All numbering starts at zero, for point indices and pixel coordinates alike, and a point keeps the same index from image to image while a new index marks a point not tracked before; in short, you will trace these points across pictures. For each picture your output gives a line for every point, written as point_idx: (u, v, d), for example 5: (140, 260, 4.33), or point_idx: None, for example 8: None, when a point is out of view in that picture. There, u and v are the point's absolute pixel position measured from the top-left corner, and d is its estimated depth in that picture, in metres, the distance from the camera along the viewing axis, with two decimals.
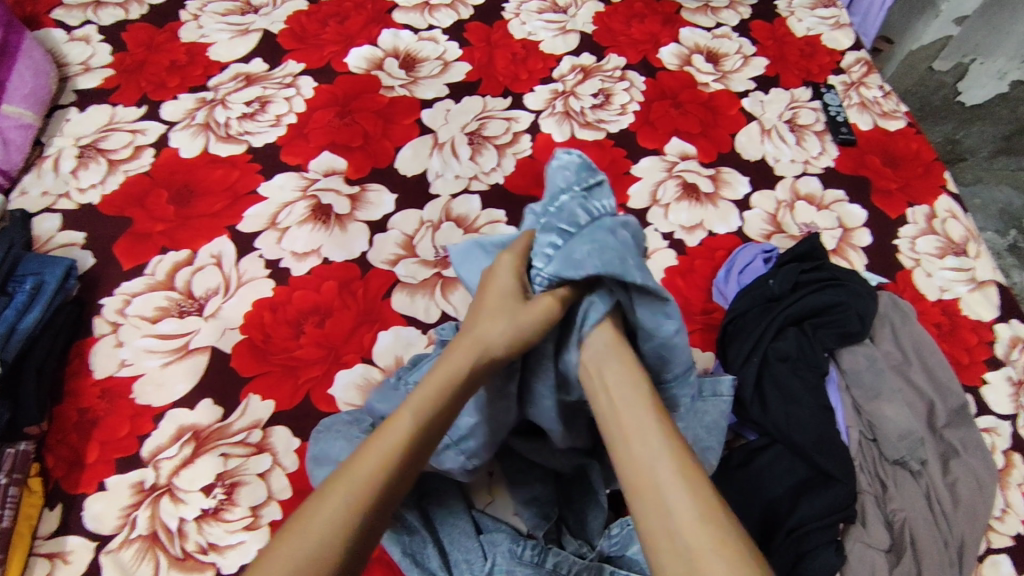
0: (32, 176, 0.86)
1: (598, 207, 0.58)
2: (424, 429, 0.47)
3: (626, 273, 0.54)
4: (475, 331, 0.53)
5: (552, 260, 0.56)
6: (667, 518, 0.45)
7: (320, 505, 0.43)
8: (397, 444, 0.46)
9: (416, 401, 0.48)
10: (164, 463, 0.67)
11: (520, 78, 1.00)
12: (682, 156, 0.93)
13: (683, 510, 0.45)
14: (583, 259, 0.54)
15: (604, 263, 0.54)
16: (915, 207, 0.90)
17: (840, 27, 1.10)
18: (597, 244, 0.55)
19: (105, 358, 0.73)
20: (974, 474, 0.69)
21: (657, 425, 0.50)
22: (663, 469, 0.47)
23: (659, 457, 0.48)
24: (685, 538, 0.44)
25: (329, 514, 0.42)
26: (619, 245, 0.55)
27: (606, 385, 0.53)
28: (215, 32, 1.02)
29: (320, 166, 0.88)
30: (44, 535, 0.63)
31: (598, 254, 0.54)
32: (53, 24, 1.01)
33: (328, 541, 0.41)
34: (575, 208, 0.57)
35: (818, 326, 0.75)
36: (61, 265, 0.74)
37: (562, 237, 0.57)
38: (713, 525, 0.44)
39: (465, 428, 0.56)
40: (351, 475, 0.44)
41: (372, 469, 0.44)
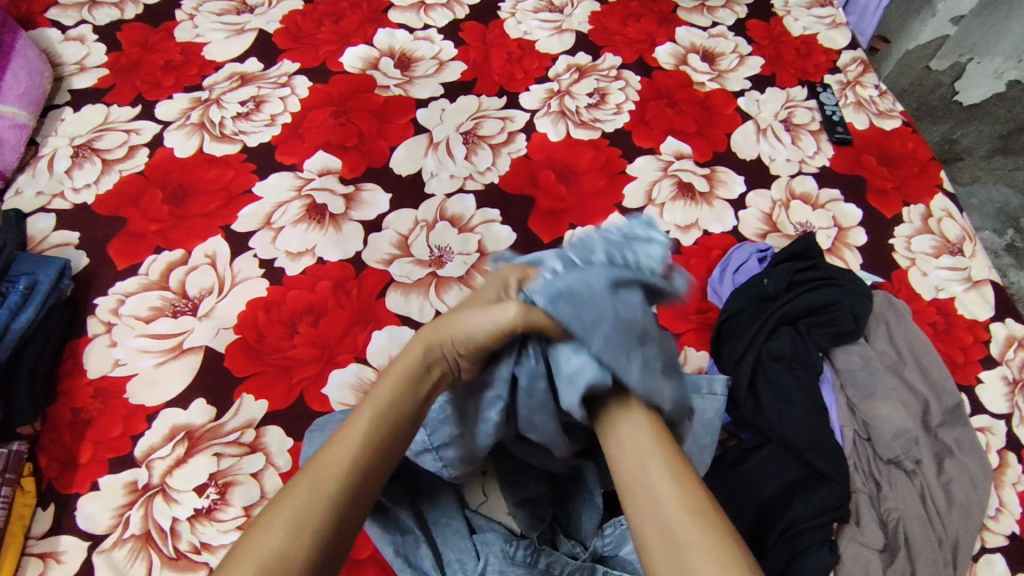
0: (27, 176, 0.86)
1: (626, 255, 0.52)
2: (383, 423, 0.48)
3: (589, 334, 0.48)
4: (435, 330, 0.51)
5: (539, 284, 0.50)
6: (658, 513, 0.46)
7: (285, 500, 0.44)
8: (357, 439, 0.47)
9: (376, 400, 0.48)
10: (157, 463, 0.67)
11: (515, 78, 0.99)
12: (677, 156, 0.93)
13: (672, 510, 0.46)
14: (564, 297, 0.48)
15: (575, 316, 0.48)
16: (911, 206, 0.90)
17: (836, 27, 1.09)
18: (584, 289, 0.48)
19: (98, 357, 0.73)
20: (968, 473, 0.69)
21: (649, 435, 0.50)
22: (654, 472, 0.48)
23: (649, 459, 0.49)
24: (677, 533, 0.45)
25: (294, 508, 0.43)
26: (607, 302, 0.48)
27: (613, 432, 0.50)
28: (210, 31, 1.02)
29: (314, 165, 0.88)
30: (37, 535, 0.63)
31: (574, 301, 0.48)
32: (48, 24, 1.01)
33: (293, 535, 0.42)
34: (595, 245, 0.52)
35: (812, 325, 0.75)
36: (54, 265, 0.74)
37: (564, 266, 0.52)
38: (702, 517, 0.45)
39: (445, 435, 0.55)
40: (313, 470, 0.45)
41: (334, 462, 0.45)
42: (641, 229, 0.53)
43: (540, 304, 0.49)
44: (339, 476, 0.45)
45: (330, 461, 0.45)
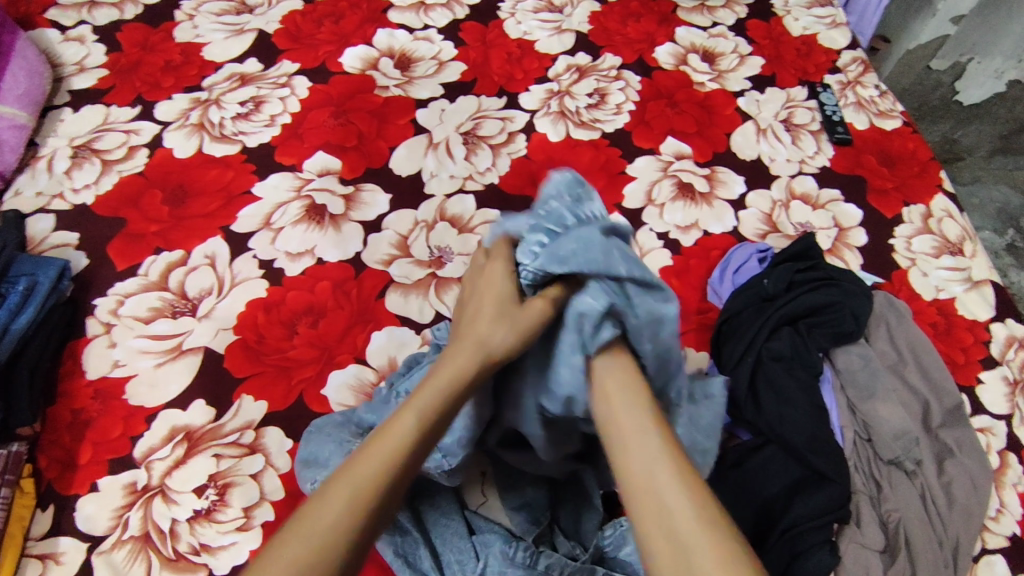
0: (26, 176, 0.86)
1: (588, 213, 0.58)
2: (427, 427, 0.45)
3: (609, 267, 0.53)
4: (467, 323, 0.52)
5: (540, 256, 0.55)
6: (667, 517, 0.42)
7: (323, 502, 0.40)
8: (402, 443, 0.43)
9: (420, 397, 0.46)
10: (157, 463, 0.67)
11: (515, 78, 0.99)
12: (677, 156, 0.92)
13: (682, 510, 0.42)
14: (570, 256, 0.53)
15: (589, 261, 0.53)
16: (911, 206, 0.90)
17: (836, 27, 1.09)
18: (582, 240, 0.54)
19: (98, 358, 0.73)
20: (969, 474, 0.69)
21: (653, 425, 0.48)
22: (662, 470, 0.45)
23: (656, 457, 0.45)
24: (684, 536, 0.41)
25: (335, 511, 0.39)
26: (603, 241, 0.55)
27: (606, 388, 0.51)
28: (210, 32, 1.02)
29: (314, 166, 0.88)
30: (36, 536, 0.63)
31: (574, 256, 0.53)
32: (48, 24, 1.01)
33: (332, 538, 0.39)
34: (563, 210, 0.57)
35: (812, 325, 0.75)
36: (54, 266, 0.74)
37: (550, 237, 0.56)
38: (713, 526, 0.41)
39: (451, 418, 0.57)
40: (354, 471, 0.41)
41: (377, 464, 0.42)
42: (578, 186, 0.60)
43: (555, 269, 0.53)
44: (381, 480, 0.41)
45: (374, 461, 0.42)
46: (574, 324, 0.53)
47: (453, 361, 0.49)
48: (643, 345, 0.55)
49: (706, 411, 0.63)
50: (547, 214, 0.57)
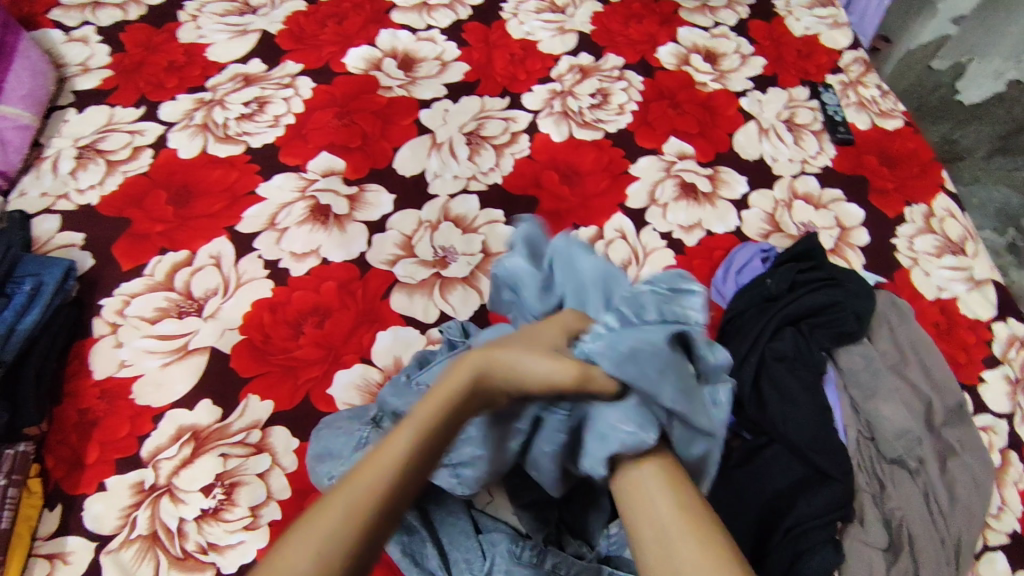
0: (31, 177, 0.86)
1: (677, 313, 0.54)
2: (425, 450, 0.43)
3: (660, 388, 0.49)
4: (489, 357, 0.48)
5: (598, 338, 0.51)
6: (649, 508, 0.47)
7: (314, 523, 0.38)
8: (396, 461, 0.42)
9: (419, 420, 0.44)
10: (163, 463, 0.67)
11: (518, 78, 1.00)
12: (680, 156, 0.93)
13: (661, 501, 0.47)
14: (631, 351, 0.49)
15: (648, 363, 0.49)
16: (913, 206, 0.90)
17: (838, 27, 1.10)
18: (649, 343, 0.50)
19: (104, 358, 0.73)
20: (971, 473, 0.69)
21: (675, 503, 0.47)
22: (675, 540, 0.44)
23: (671, 528, 0.45)
24: (668, 530, 0.45)
25: (320, 538, 0.37)
26: (669, 356, 0.50)
27: (632, 473, 0.49)
28: (214, 32, 1.02)
29: (318, 166, 0.88)
30: (44, 535, 0.63)
31: (638, 360, 0.49)
32: (50, 25, 1.01)
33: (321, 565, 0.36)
34: (650, 301, 0.54)
35: (815, 325, 0.75)
36: (60, 266, 0.74)
37: (619, 321, 0.53)
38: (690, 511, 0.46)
39: (465, 456, 0.54)
40: (347, 490, 0.40)
41: (369, 489, 0.40)
42: (680, 281, 0.57)
43: (608, 360, 0.49)
44: (376, 502, 0.40)
45: (369, 479, 0.40)
46: (605, 428, 0.50)
47: (449, 379, 0.47)
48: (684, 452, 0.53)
49: None
50: (630, 300, 0.55)
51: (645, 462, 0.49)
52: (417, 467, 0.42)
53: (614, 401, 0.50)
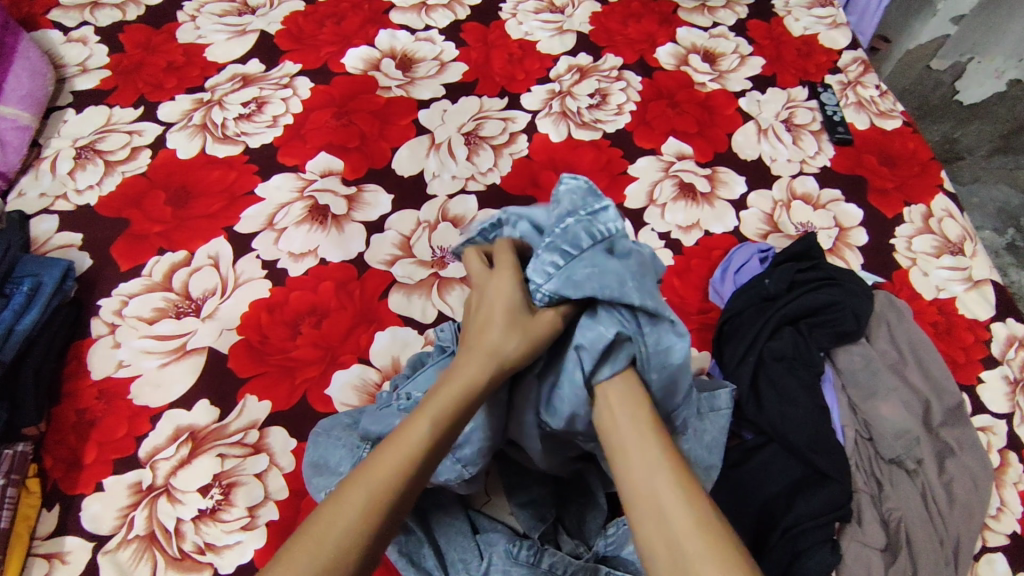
0: (30, 177, 0.86)
1: (602, 228, 0.57)
2: (440, 438, 0.48)
3: (623, 296, 0.54)
4: (482, 340, 0.53)
5: (556, 276, 0.55)
6: (662, 521, 0.45)
7: (338, 510, 0.43)
8: (412, 452, 0.46)
9: (432, 410, 0.48)
10: (161, 463, 0.67)
11: (517, 79, 1.00)
12: (678, 156, 0.93)
13: (679, 516, 0.45)
14: (585, 281, 0.54)
15: (604, 287, 0.54)
16: (911, 206, 0.90)
17: (837, 27, 1.10)
18: (598, 268, 0.55)
19: (102, 359, 0.73)
20: (970, 473, 0.69)
21: (656, 440, 0.50)
22: (660, 479, 0.47)
23: (654, 468, 0.48)
24: (683, 544, 0.43)
25: (347, 524, 0.42)
26: (618, 268, 0.55)
27: (610, 404, 0.53)
28: (212, 32, 1.02)
29: (316, 166, 0.88)
30: (42, 535, 0.63)
31: (594, 279, 0.54)
32: (50, 25, 1.01)
33: (348, 548, 0.42)
34: (579, 230, 0.56)
35: (814, 325, 0.75)
36: (59, 266, 0.74)
37: (564, 258, 0.56)
38: (710, 529, 0.44)
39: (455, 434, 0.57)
40: (366, 483, 0.44)
41: (386, 478, 0.45)
42: (590, 197, 0.59)
43: (568, 294, 0.54)
44: (397, 489, 0.45)
45: (385, 470, 0.45)
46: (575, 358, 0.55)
47: (464, 369, 0.51)
48: (650, 374, 0.56)
49: (711, 426, 0.64)
50: (563, 236, 0.57)
51: (623, 399, 0.53)
52: (435, 451, 0.47)
53: (584, 332, 0.55)
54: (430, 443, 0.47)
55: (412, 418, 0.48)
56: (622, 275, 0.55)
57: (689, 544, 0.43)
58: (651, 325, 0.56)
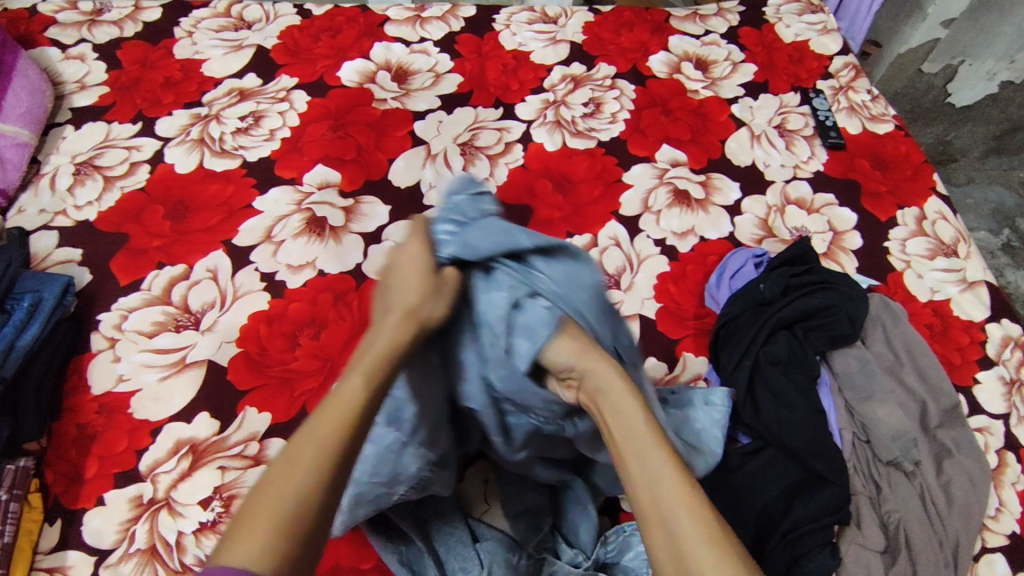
0: (29, 195, 0.87)
1: (486, 203, 0.61)
2: (375, 389, 0.46)
3: (513, 243, 0.57)
4: (397, 302, 0.52)
5: (448, 238, 0.58)
6: (669, 538, 0.42)
7: (288, 468, 0.40)
8: (354, 403, 0.44)
9: (362, 366, 0.46)
10: (162, 476, 0.67)
11: (512, 89, 1.01)
12: (673, 163, 0.94)
13: (685, 529, 0.41)
14: (478, 241, 0.57)
15: (495, 243, 0.57)
16: (905, 209, 0.91)
17: (827, 33, 1.11)
18: (489, 228, 0.58)
19: (102, 373, 0.74)
20: (967, 474, 0.69)
21: (648, 435, 0.47)
22: (656, 473, 0.44)
23: (656, 472, 0.44)
24: (688, 558, 0.40)
25: (297, 478, 0.39)
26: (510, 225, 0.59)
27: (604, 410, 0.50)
28: (209, 48, 1.03)
29: (314, 179, 0.89)
30: (45, 550, 0.64)
31: (484, 236, 0.57)
32: (48, 43, 1.02)
33: (298, 508, 0.39)
34: (465, 202, 0.60)
35: (809, 329, 0.76)
36: (59, 281, 0.75)
37: (456, 224, 0.59)
38: (720, 543, 0.41)
39: (409, 419, 0.57)
40: (310, 438, 0.41)
41: (333, 432, 0.42)
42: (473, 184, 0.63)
43: (460, 250, 0.56)
44: (337, 445, 0.41)
45: (330, 424, 0.42)
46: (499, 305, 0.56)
47: (384, 333, 0.50)
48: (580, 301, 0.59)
49: (701, 415, 0.69)
50: (447, 209, 0.60)
51: (597, 375, 0.51)
52: (371, 406, 0.45)
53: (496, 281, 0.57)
54: (365, 397, 0.44)
55: (343, 378, 0.46)
56: (509, 227, 0.58)
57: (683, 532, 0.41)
58: (563, 261, 0.60)
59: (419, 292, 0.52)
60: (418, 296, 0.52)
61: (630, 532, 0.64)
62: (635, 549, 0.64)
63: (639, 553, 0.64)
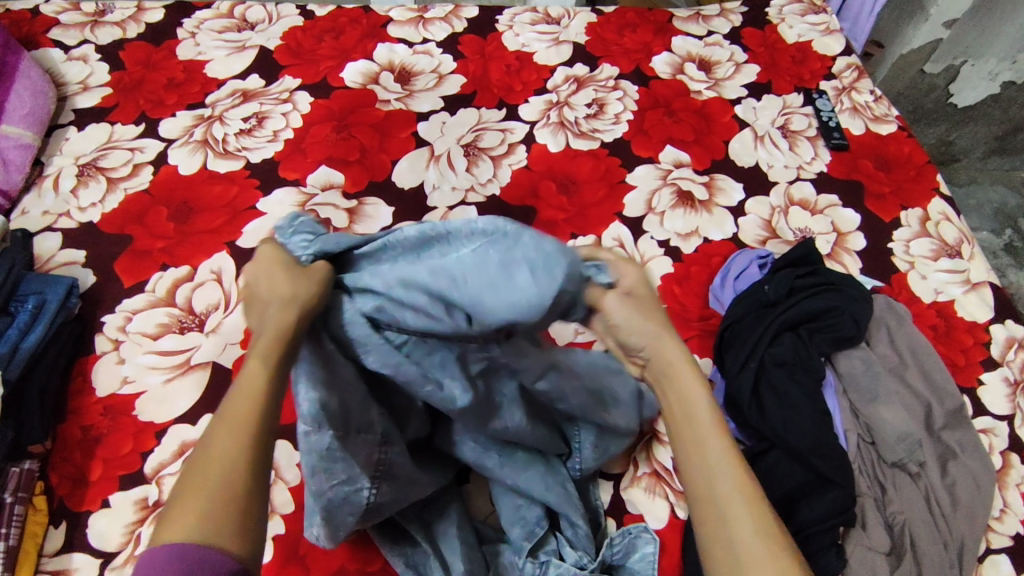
0: (33, 196, 0.87)
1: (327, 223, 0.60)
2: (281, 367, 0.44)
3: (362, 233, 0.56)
4: (267, 295, 0.48)
5: (307, 244, 0.56)
6: (724, 529, 0.45)
7: (209, 457, 0.39)
8: (261, 383, 0.42)
9: (261, 349, 0.44)
10: (167, 479, 0.67)
11: (515, 90, 1.01)
12: (676, 164, 0.94)
13: (739, 522, 0.45)
14: (335, 241, 0.56)
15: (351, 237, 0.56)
16: (909, 210, 0.91)
17: (830, 33, 1.11)
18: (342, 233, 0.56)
19: (106, 375, 0.73)
20: (972, 475, 0.69)
21: (711, 430, 0.49)
22: (721, 481, 0.47)
23: (716, 468, 0.47)
24: (740, 549, 0.44)
25: (223, 463, 0.39)
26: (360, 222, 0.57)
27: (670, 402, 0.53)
28: (212, 49, 1.03)
29: (317, 180, 0.89)
30: (50, 552, 0.64)
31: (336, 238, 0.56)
32: (50, 44, 1.02)
33: (226, 491, 0.38)
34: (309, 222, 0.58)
35: (813, 331, 0.76)
36: (63, 283, 0.75)
37: (310, 237, 0.57)
38: (772, 538, 0.44)
39: (331, 411, 0.52)
40: (226, 424, 0.40)
41: (247, 416, 0.41)
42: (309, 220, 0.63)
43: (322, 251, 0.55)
44: (255, 425, 0.41)
45: (241, 407, 0.41)
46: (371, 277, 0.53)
47: (271, 319, 0.46)
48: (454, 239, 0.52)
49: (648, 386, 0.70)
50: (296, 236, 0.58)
51: (669, 372, 0.53)
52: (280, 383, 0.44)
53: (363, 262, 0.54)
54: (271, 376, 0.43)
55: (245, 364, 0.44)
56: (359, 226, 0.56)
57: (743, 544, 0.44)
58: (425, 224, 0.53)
59: (287, 279, 0.49)
60: (289, 289, 0.48)
61: (637, 534, 0.65)
62: (641, 551, 0.64)
63: (644, 555, 0.64)
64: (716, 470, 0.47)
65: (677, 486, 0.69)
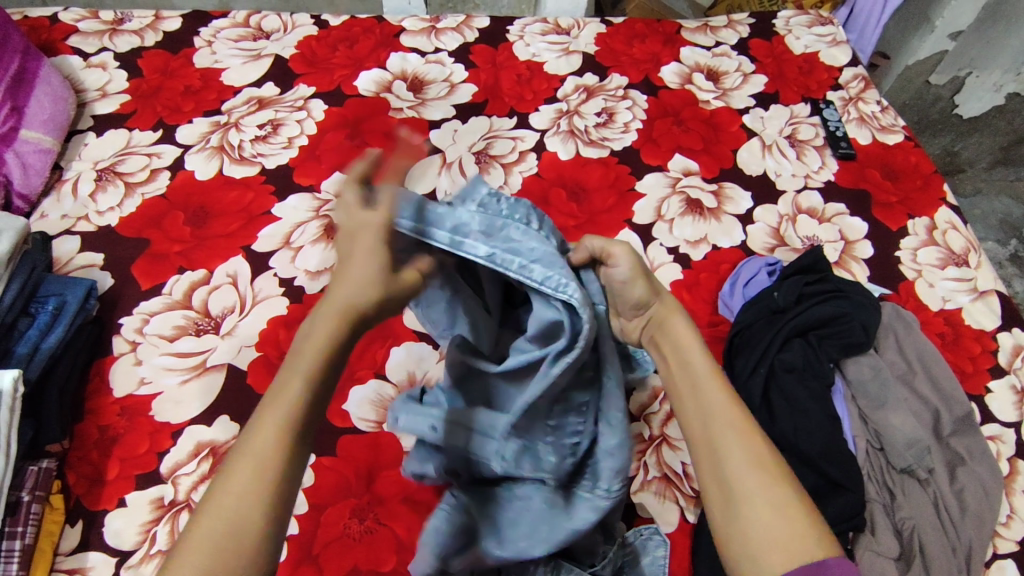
0: (52, 200, 0.88)
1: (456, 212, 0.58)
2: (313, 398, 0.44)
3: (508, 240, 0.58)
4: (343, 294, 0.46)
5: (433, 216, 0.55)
6: (717, 466, 0.47)
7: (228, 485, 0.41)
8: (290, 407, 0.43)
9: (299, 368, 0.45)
10: (183, 478, 0.68)
11: (525, 99, 1.02)
12: (685, 172, 0.95)
13: (730, 454, 0.46)
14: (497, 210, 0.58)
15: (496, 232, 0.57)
16: (916, 219, 0.92)
17: (837, 45, 1.12)
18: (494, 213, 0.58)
19: (124, 376, 0.74)
20: (980, 482, 0.70)
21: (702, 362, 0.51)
22: (716, 413, 0.48)
23: (709, 409, 0.49)
24: (733, 485, 0.45)
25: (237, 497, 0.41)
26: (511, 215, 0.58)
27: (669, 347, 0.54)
28: (228, 57, 1.05)
29: (331, 187, 0.90)
30: (66, 551, 0.65)
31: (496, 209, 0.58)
32: (69, 51, 1.04)
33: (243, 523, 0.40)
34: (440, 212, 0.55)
35: (823, 337, 0.77)
36: (82, 285, 0.75)
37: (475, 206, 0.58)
38: (760, 467, 0.46)
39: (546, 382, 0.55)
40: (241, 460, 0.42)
41: (271, 448, 0.42)
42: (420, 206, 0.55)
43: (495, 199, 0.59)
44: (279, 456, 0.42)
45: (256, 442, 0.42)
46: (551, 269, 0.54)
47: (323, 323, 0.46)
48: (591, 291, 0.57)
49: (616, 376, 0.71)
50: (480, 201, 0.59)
51: (661, 323, 0.55)
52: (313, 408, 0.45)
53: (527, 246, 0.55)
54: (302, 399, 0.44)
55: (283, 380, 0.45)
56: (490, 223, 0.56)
57: (739, 481, 0.45)
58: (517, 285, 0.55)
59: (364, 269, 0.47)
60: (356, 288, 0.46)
61: (648, 536, 0.65)
62: (652, 554, 0.64)
63: (655, 558, 0.64)
64: (709, 410, 0.49)
65: (686, 490, 0.70)
